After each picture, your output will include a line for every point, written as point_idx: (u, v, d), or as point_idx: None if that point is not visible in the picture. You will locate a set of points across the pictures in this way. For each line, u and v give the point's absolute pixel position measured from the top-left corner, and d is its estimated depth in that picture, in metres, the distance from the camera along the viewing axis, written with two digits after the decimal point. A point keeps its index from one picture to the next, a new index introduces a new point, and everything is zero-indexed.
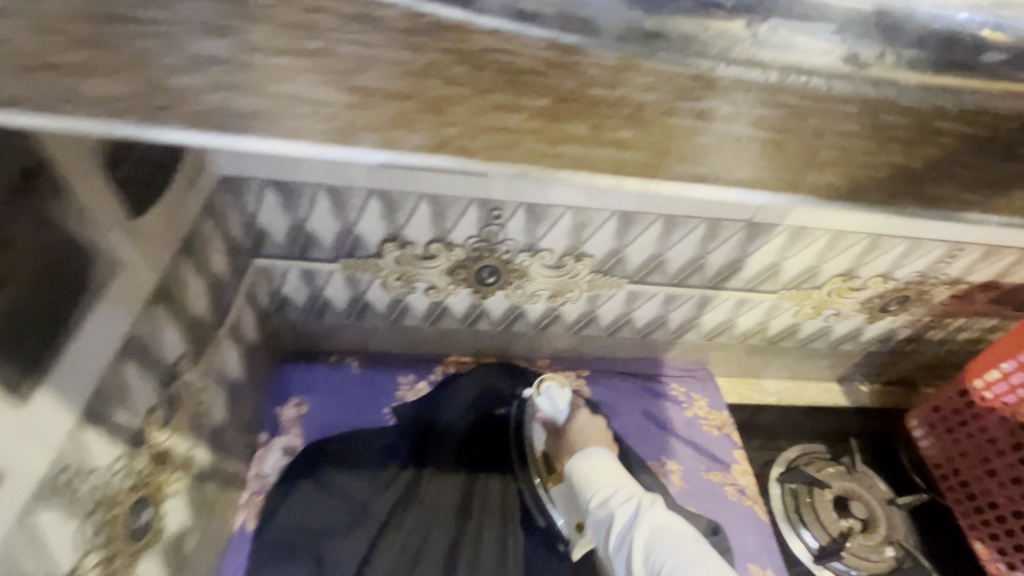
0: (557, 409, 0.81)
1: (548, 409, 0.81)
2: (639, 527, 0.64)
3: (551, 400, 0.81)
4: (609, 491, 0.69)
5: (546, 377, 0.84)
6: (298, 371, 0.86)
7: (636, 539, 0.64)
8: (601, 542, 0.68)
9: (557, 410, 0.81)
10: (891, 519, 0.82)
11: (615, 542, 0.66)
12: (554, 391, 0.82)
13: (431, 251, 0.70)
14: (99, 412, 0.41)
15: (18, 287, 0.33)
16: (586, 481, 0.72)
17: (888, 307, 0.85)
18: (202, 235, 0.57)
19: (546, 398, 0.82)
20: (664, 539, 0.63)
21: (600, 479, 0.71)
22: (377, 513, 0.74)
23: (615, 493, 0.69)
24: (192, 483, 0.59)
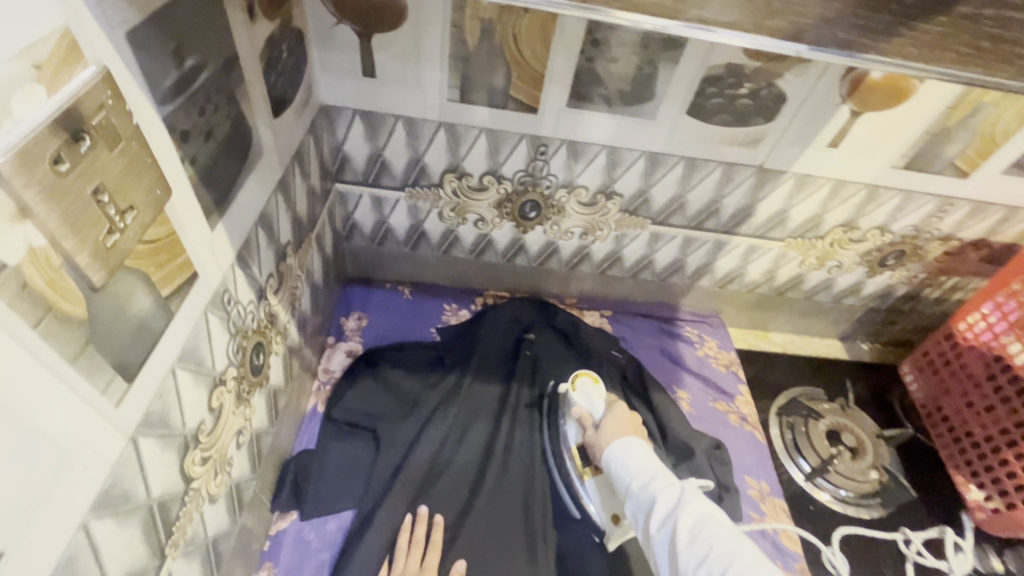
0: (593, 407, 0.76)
1: (585, 406, 0.76)
2: (687, 518, 0.54)
3: (586, 397, 0.76)
4: (648, 474, 0.61)
5: (581, 371, 0.79)
6: (360, 293, 1.00)
7: (679, 529, 0.54)
8: (641, 531, 0.60)
9: (592, 406, 0.75)
10: (878, 450, 0.92)
11: (659, 534, 0.56)
12: (587, 386, 0.77)
13: (484, 182, 0.83)
14: (245, 259, 0.55)
15: (217, 140, 0.46)
16: (623, 465, 0.64)
17: (886, 261, 0.94)
18: (306, 150, 0.70)
19: (581, 393, 0.77)
20: (720, 529, 0.53)
21: (636, 461, 0.63)
22: (425, 406, 0.85)
23: (654, 477, 0.60)
24: (286, 352, 0.72)
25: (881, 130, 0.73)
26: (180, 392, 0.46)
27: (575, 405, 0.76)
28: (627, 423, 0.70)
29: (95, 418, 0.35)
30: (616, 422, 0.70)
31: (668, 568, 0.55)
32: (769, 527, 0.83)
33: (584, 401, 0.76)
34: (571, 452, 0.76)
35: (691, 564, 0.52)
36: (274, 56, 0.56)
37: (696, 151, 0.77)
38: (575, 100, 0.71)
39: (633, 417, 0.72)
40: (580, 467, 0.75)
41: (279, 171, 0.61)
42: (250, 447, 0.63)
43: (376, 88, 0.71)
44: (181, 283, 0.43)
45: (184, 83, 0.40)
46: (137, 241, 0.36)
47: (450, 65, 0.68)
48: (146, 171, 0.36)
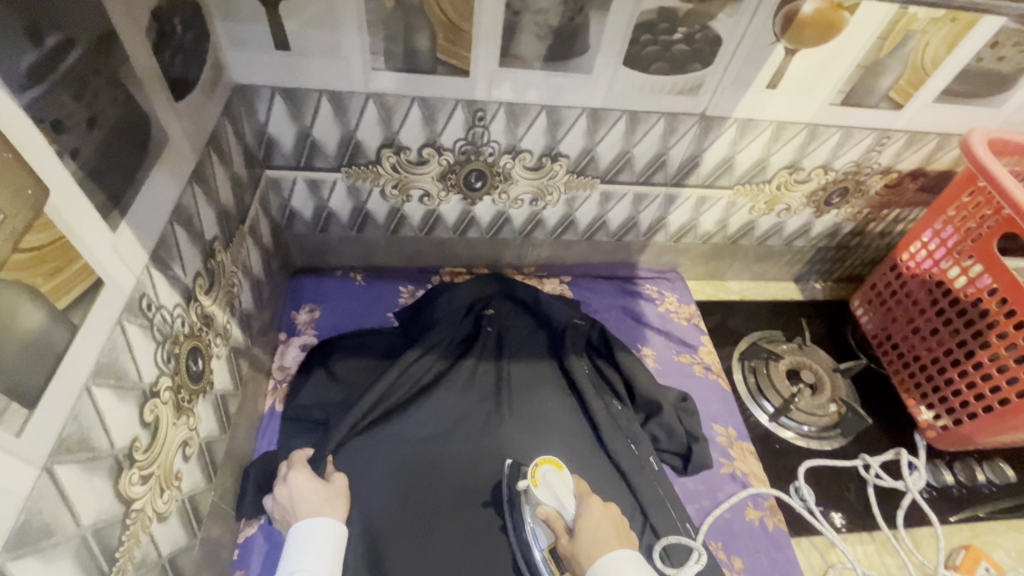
0: (561, 503, 0.68)
1: (554, 504, 0.67)
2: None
3: (552, 492, 0.68)
4: None
5: (541, 462, 0.70)
6: (309, 283, 0.95)
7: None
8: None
9: (561, 501, 0.67)
10: (835, 382, 0.95)
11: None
12: (554, 476, 0.69)
13: (423, 155, 0.79)
14: (164, 260, 0.51)
15: (106, 130, 0.41)
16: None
17: (832, 200, 0.96)
18: (224, 135, 0.65)
19: (546, 488, 0.68)
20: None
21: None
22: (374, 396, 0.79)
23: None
24: (230, 354, 0.68)
25: (818, 67, 0.73)
26: (102, 410, 0.42)
27: (542, 504, 0.68)
28: (609, 527, 0.64)
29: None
30: (594, 523, 0.64)
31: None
32: (737, 471, 0.86)
33: (550, 497, 0.68)
34: (544, 558, 0.68)
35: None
36: (167, 30, 0.50)
37: (638, 103, 0.75)
38: (508, 58, 0.68)
39: (610, 512, 0.66)
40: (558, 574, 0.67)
41: (193, 162, 0.56)
42: (201, 457, 0.60)
43: (293, 61, 0.66)
44: (80, 292, 0.39)
45: (49, 64, 0.35)
46: (13, 250, 0.32)
47: (370, 30, 0.64)
48: (5, 169, 0.31)
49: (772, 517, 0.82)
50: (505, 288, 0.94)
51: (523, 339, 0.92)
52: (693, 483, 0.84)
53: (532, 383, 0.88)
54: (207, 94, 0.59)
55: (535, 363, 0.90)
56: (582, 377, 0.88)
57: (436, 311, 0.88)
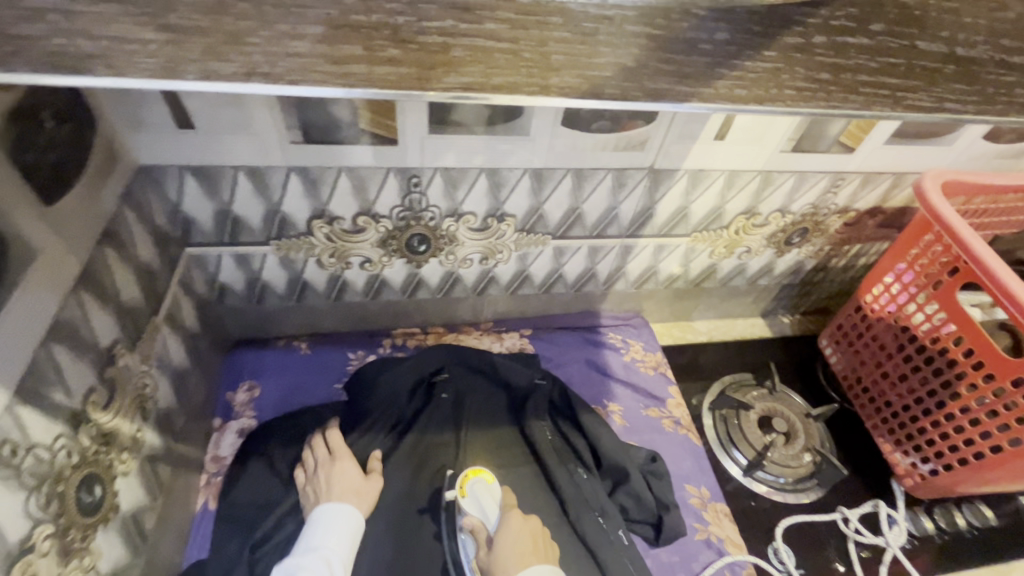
0: (485, 513, 0.74)
1: (478, 515, 0.74)
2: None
3: (478, 502, 0.75)
4: None
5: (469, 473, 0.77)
6: (248, 357, 0.88)
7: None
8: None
9: (485, 512, 0.74)
10: (808, 430, 0.91)
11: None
12: (481, 486, 0.76)
13: (359, 224, 0.74)
14: (39, 392, 0.44)
15: None
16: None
17: (792, 240, 0.94)
18: (126, 224, 0.58)
19: (472, 499, 0.75)
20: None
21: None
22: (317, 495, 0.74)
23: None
24: (144, 464, 0.61)
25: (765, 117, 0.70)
26: None
27: (468, 514, 0.74)
28: (526, 539, 0.70)
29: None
30: (514, 533, 0.70)
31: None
32: (712, 536, 0.81)
33: (476, 507, 0.75)
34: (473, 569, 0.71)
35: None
36: (31, 129, 0.44)
37: (582, 161, 0.71)
38: (438, 124, 0.63)
39: (528, 524, 0.72)
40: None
41: (78, 267, 0.50)
42: None
43: (200, 139, 0.60)
44: None
45: None
46: None
47: (282, 103, 0.58)
48: None
49: None
50: (458, 356, 0.88)
51: (481, 405, 0.87)
52: (666, 555, 0.79)
53: (491, 454, 0.84)
54: (97, 186, 0.53)
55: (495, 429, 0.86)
56: (543, 442, 0.83)
57: (381, 386, 0.83)
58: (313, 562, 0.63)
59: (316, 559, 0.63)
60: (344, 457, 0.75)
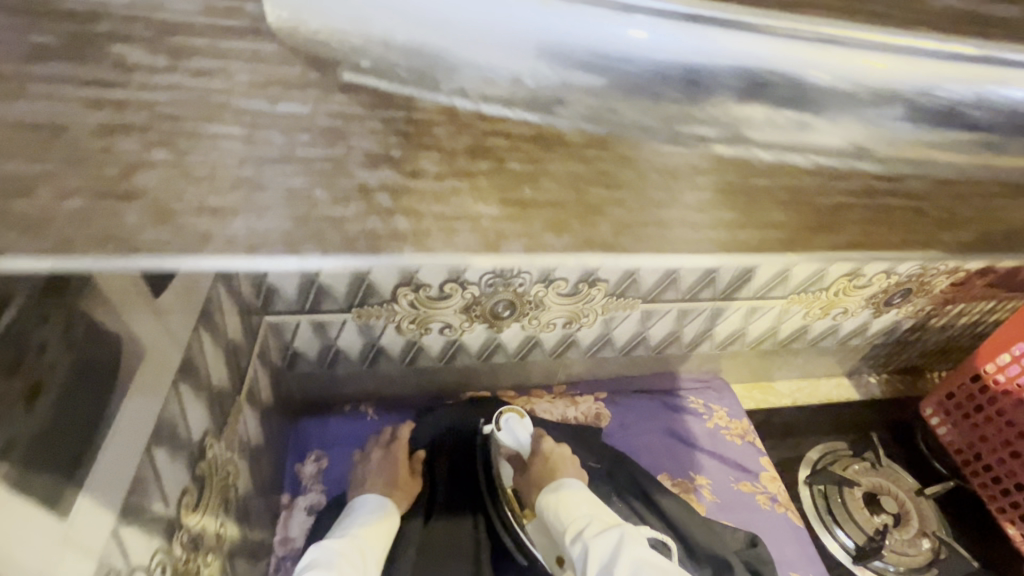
0: (518, 440, 0.84)
1: (513, 443, 0.83)
2: (621, 561, 0.66)
3: (512, 433, 0.83)
4: (582, 522, 0.72)
5: (505, 410, 0.84)
6: (313, 425, 0.83)
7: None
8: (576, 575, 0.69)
9: (520, 442, 0.84)
10: (921, 510, 0.83)
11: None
12: (516, 422, 0.84)
13: (445, 291, 0.69)
14: (140, 509, 0.40)
15: (59, 396, 0.31)
16: (559, 511, 0.74)
17: (892, 300, 0.87)
18: (216, 301, 0.55)
19: (507, 432, 0.84)
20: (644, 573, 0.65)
21: (570, 511, 0.73)
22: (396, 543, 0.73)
23: (589, 523, 0.71)
24: (224, 561, 0.55)
25: None
26: None
27: (504, 445, 0.83)
28: (550, 462, 0.81)
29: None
30: (548, 459, 0.81)
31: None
32: None
33: (510, 437, 0.83)
34: (507, 496, 0.80)
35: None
36: None
37: None
38: None
39: (557, 449, 0.83)
40: (521, 511, 0.80)
41: (178, 360, 0.45)
42: None
43: None
44: None
45: None
46: None
47: None
48: None
49: None
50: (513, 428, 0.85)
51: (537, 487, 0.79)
52: None
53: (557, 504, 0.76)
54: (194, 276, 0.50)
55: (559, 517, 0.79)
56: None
57: (444, 419, 0.85)
58: (348, 549, 0.66)
59: (350, 547, 0.66)
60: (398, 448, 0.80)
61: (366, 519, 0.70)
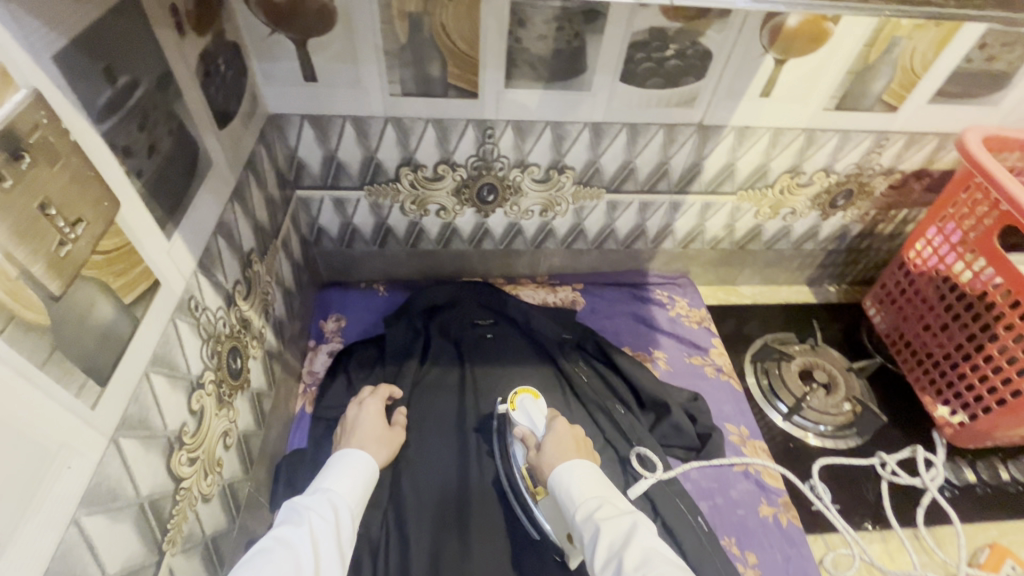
0: (534, 424, 0.79)
1: (528, 425, 0.79)
2: (629, 548, 0.57)
3: (526, 414, 0.80)
4: (594, 508, 0.63)
5: (521, 391, 0.82)
6: (336, 295, 1.02)
7: (624, 562, 0.56)
8: (587, 564, 0.61)
9: (534, 423, 0.79)
10: (849, 382, 0.96)
11: (603, 567, 0.58)
12: (530, 401, 0.81)
13: (439, 171, 0.85)
14: (209, 270, 0.58)
15: (164, 156, 0.48)
16: (569, 493, 0.67)
17: (837, 201, 0.98)
18: (260, 158, 0.72)
19: (521, 411, 0.80)
20: (657, 559, 0.55)
21: (579, 492, 0.66)
22: (411, 511, 0.77)
23: (602, 507, 0.63)
24: (265, 357, 0.74)
25: (808, 73, 0.76)
26: (157, 395, 0.48)
27: (518, 424, 0.79)
28: (569, 442, 0.75)
29: (62, 415, 0.36)
30: (558, 440, 0.75)
31: None
32: (750, 468, 0.86)
33: (525, 419, 0.80)
34: (522, 475, 0.77)
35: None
36: (211, 69, 0.58)
37: (636, 116, 0.80)
38: (514, 80, 0.74)
39: (573, 431, 0.77)
40: (532, 488, 0.76)
41: (231, 185, 0.63)
42: (239, 448, 0.65)
43: (320, 91, 0.73)
44: (142, 291, 0.45)
45: (119, 99, 0.42)
46: (91, 252, 0.38)
47: (387, 63, 0.71)
48: (89, 183, 0.38)
49: (786, 513, 0.82)
50: (500, 306, 1.00)
51: (515, 353, 0.95)
52: (705, 480, 0.84)
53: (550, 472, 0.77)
54: (245, 129, 0.67)
55: (529, 369, 0.94)
56: (582, 385, 0.91)
57: (439, 295, 0.99)
58: (319, 503, 0.62)
59: (319, 499, 0.63)
60: (371, 403, 0.80)
61: (329, 475, 0.67)
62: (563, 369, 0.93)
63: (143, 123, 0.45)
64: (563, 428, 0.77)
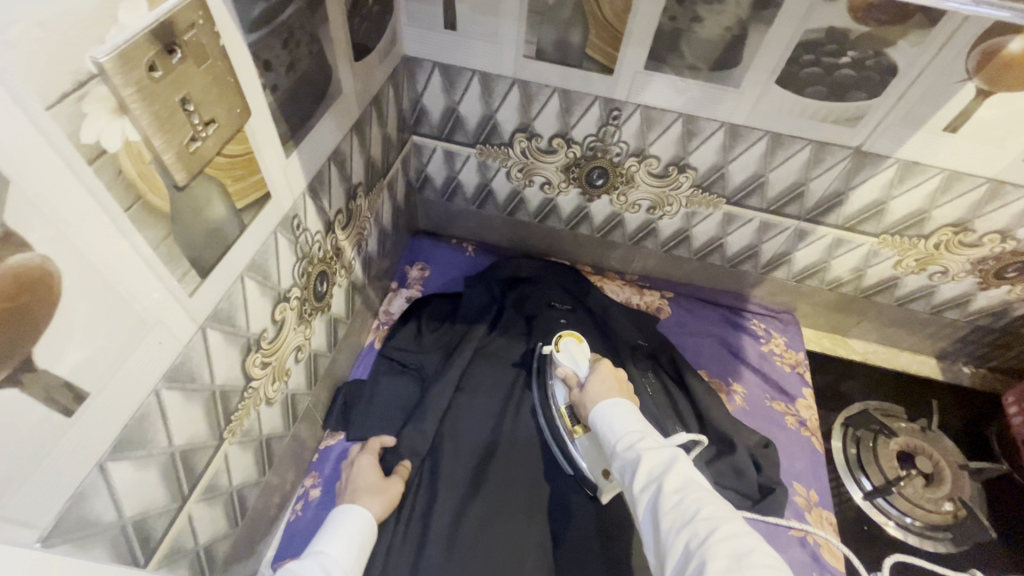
0: (575, 363, 0.75)
1: (570, 366, 0.74)
2: (670, 475, 0.52)
3: (569, 356, 0.75)
4: (635, 437, 0.59)
5: (566, 335, 0.78)
6: (426, 244, 1.04)
7: (664, 486, 0.51)
8: (624, 492, 0.57)
9: (576, 364, 0.74)
10: (958, 479, 0.83)
11: (642, 490, 0.54)
12: (572, 346, 0.77)
13: (552, 144, 0.82)
14: (317, 194, 0.60)
15: (300, 76, 0.50)
16: (609, 425, 0.62)
17: (1005, 272, 0.83)
18: (387, 98, 0.74)
19: (565, 353, 0.76)
20: (699, 487, 0.51)
21: (622, 424, 0.61)
22: (445, 441, 0.80)
23: (644, 436, 0.59)
24: (349, 286, 0.77)
25: (1015, 115, 0.63)
26: (247, 298, 0.51)
27: (560, 365, 0.75)
28: (612, 382, 0.70)
29: (162, 292, 0.39)
30: (601, 379, 0.70)
31: (650, 528, 0.52)
32: (810, 538, 0.77)
33: (568, 361, 0.75)
34: (560, 413, 0.75)
35: (676, 524, 0.48)
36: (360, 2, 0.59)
37: (783, 126, 0.71)
38: (657, 62, 0.68)
39: (617, 372, 0.71)
40: (571, 425, 0.73)
41: (354, 117, 0.65)
42: (308, 364, 0.70)
43: (457, 42, 0.73)
44: (254, 200, 0.48)
45: (270, 15, 0.44)
46: (216, 153, 0.41)
47: (528, 21, 0.68)
48: (227, 89, 0.40)
49: None
50: (580, 295, 0.98)
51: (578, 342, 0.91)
52: None
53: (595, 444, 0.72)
54: (379, 66, 0.68)
55: None
56: (644, 395, 0.85)
57: (525, 267, 0.99)
58: (310, 566, 0.59)
59: (310, 564, 0.59)
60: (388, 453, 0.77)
61: (320, 541, 0.63)
62: (626, 373, 0.87)
63: (288, 42, 0.47)
64: (605, 369, 0.72)
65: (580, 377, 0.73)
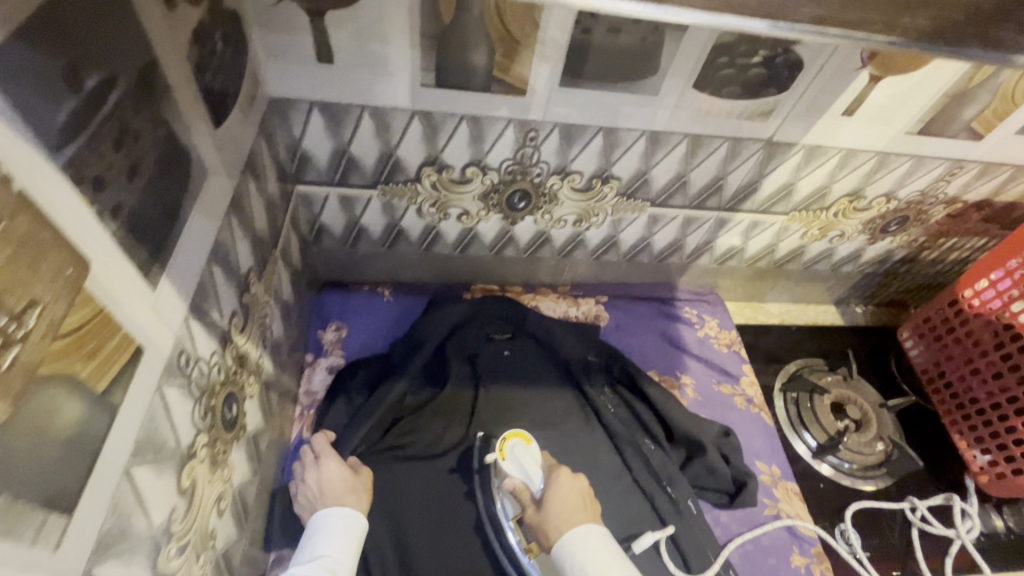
0: (526, 472, 0.69)
1: (521, 477, 0.69)
2: None
3: (518, 464, 0.69)
4: None
5: (509, 436, 0.71)
6: (336, 298, 0.91)
7: None
8: None
9: (528, 475, 0.68)
10: (881, 419, 0.92)
11: None
12: (520, 448, 0.70)
13: (466, 175, 0.73)
14: (203, 311, 0.46)
15: (150, 178, 0.36)
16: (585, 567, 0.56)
17: (889, 227, 0.91)
18: (260, 155, 0.59)
19: (513, 461, 0.69)
20: None
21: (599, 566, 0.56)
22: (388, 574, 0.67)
23: None
24: (261, 389, 0.63)
25: (898, 95, 0.67)
26: (141, 491, 0.37)
27: (509, 475, 0.69)
28: (576, 498, 0.64)
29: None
30: (562, 496, 0.64)
31: None
32: (782, 512, 0.82)
33: (517, 469, 0.69)
34: (512, 527, 0.69)
35: None
36: (205, 51, 0.44)
37: (702, 127, 0.69)
38: (571, 78, 0.62)
39: (578, 483, 0.66)
40: (526, 542, 0.68)
41: (228, 197, 0.50)
42: (234, 508, 0.56)
43: (336, 75, 0.60)
44: (120, 370, 0.34)
45: (88, 113, 0.29)
46: (49, 346, 0.27)
47: (422, 45, 0.58)
48: (43, 252, 0.26)
49: (819, 565, 0.78)
50: (519, 318, 0.89)
51: (531, 374, 0.86)
52: (736, 526, 0.80)
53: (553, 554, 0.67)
54: (244, 121, 0.54)
55: (551, 394, 0.86)
56: (609, 417, 0.83)
57: (454, 308, 0.87)
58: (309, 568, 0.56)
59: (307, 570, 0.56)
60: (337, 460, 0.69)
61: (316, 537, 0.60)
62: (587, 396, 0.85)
63: (122, 141, 0.33)
64: (561, 480, 0.66)
65: (532, 488, 0.67)
